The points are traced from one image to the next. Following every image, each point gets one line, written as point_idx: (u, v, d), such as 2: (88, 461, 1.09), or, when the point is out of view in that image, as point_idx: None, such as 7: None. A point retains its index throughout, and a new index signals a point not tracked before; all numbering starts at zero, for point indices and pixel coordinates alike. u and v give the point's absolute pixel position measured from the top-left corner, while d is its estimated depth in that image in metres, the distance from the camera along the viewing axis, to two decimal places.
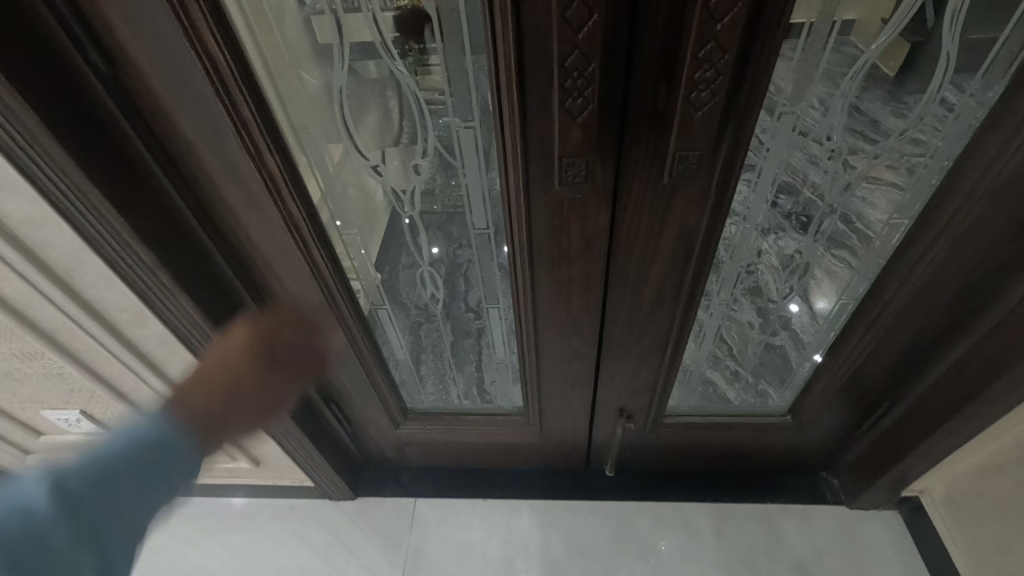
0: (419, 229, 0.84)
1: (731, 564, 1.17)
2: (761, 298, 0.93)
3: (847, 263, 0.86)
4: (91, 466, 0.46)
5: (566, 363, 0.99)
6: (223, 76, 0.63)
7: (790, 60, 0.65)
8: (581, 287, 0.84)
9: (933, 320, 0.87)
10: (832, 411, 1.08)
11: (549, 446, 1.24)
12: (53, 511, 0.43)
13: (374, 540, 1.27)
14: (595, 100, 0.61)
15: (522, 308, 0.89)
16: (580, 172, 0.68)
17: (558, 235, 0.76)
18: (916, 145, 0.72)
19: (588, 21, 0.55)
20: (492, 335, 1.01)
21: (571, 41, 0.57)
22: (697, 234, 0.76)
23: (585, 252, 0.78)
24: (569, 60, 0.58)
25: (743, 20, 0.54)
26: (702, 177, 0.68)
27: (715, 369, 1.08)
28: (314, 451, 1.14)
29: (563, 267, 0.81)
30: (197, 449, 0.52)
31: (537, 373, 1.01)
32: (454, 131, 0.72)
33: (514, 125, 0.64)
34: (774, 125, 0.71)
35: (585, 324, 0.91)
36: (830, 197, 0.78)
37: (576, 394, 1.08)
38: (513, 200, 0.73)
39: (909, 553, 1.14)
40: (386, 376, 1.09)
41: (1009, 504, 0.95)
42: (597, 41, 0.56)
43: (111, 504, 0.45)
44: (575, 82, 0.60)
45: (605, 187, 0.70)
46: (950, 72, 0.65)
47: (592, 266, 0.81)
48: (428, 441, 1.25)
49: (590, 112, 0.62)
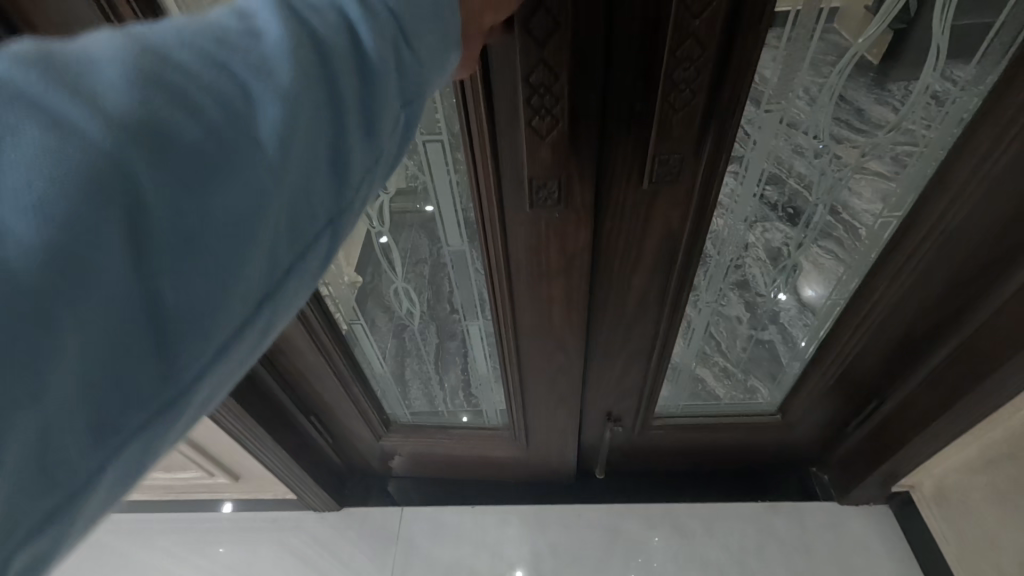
0: (389, 241, 0.82)
1: (723, 564, 1.15)
2: (750, 292, 0.91)
3: (836, 256, 0.84)
4: None
5: (551, 382, 0.97)
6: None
7: (775, 49, 0.62)
8: (563, 307, 0.82)
9: (925, 316, 0.86)
10: (822, 409, 1.07)
11: (536, 461, 1.21)
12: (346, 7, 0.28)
13: (361, 548, 1.25)
14: (564, 118, 0.58)
15: (501, 317, 0.85)
16: (553, 194, 0.65)
17: (536, 255, 0.74)
18: (906, 136, 0.69)
19: (551, 33, 0.52)
20: (474, 348, 0.99)
21: (535, 53, 0.53)
22: (682, 235, 0.73)
23: (566, 269, 0.76)
24: (534, 74, 0.55)
25: (719, 14, 0.51)
26: (684, 177, 0.65)
27: (704, 365, 1.06)
28: (294, 464, 1.11)
29: (544, 279, 0.77)
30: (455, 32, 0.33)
31: (520, 392, 0.99)
32: (418, 144, 0.69)
33: (485, 137, 0.61)
34: (760, 116, 0.68)
35: (571, 342, 0.89)
36: (817, 190, 0.76)
37: (562, 407, 1.05)
38: (487, 215, 0.70)
39: (900, 547, 1.13)
40: (362, 385, 1.06)
41: (1002, 499, 0.94)
42: (562, 54, 0.53)
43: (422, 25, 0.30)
44: (541, 99, 0.57)
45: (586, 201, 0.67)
46: (940, 61, 0.63)
47: (573, 281, 0.78)
48: (414, 453, 1.22)
49: (560, 129, 0.59)
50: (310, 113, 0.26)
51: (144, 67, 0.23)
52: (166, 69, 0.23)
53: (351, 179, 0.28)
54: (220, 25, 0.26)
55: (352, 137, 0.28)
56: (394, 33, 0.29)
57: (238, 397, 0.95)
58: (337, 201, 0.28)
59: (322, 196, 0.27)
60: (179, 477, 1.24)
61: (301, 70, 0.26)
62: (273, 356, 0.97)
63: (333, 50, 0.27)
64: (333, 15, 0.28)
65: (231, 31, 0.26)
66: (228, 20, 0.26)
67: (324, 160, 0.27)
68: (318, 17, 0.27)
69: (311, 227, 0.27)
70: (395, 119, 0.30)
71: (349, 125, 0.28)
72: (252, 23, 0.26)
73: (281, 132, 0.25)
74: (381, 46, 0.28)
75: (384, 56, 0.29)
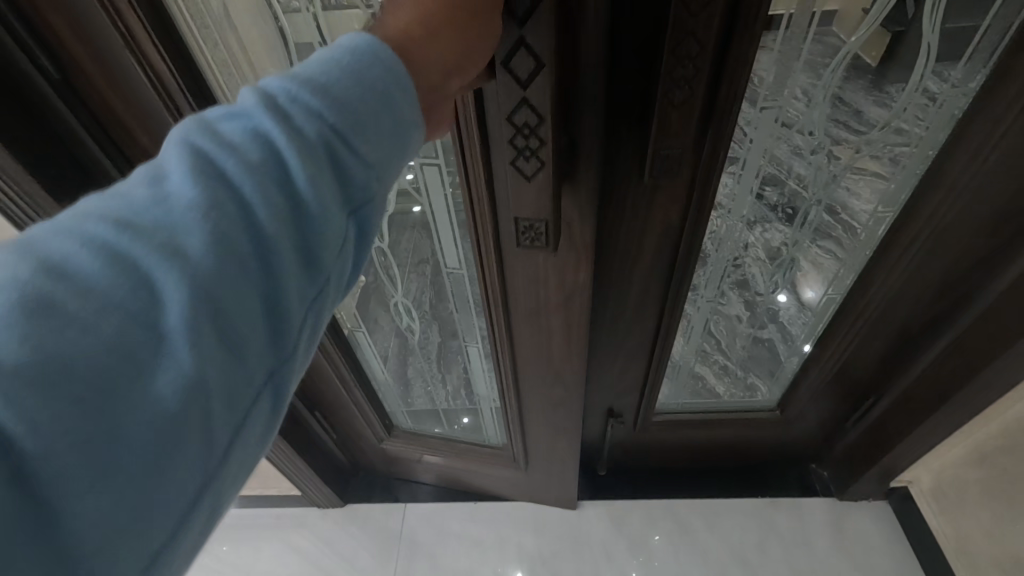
0: (388, 255, 0.86)
1: (723, 559, 1.17)
2: (749, 292, 0.93)
3: (835, 255, 0.85)
4: (300, 79, 0.28)
5: (552, 413, 0.98)
6: (163, 79, 0.59)
7: (770, 51, 0.64)
8: (563, 338, 0.83)
9: (919, 310, 0.87)
10: (820, 405, 1.09)
11: (537, 482, 1.19)
12: (267, 142, 0.27)
13: (365, 544, 1.26)
14: (550, 161, 0.57)
15: (497, 330, 0.85)
16: (540, 236, 0.66)
17: (535, 289, 0.76)
18: (900, 135, 0.71)
19: (534, 75, 0.50)
20: (472, 363, 1.02)
21: (519, 94, 0.52)
22: (682, 232, 0.74)
23: (564, 307, 0.77)
24: (518, 113, 0.54)
25: (718, 15, 0.51)
26: (683, 174, 0.66)
27: (704, 364, 1.07)
28: (299, 459, 1.12)
29: (542, 300, 0.77)
30: (415, 115, 0.32)
31: (518, 407, 0.99)
32: (418, 168, 0.72)
33: (483, 162, 0.61)
34: (757, 117, 0.70)
35: (570, 376, 0.89)
36: (814, 188, 0.77)
37: (571, 433, 1.02)
38: (483, 240, 0.72)
39: (898, 541, 1.15)
40: (361, 385, 1.09)
41: (998, 493, 0.95)
42: (546, 99, 0.52)
43: (359, 125, 0.29)
44: (526, 140, 0.56)
45: (585, 226, 0.66)
46: (931, 61, 0.64)
47: (571, 318, 0.79)
48: (415, 458, 1.23)
49: (546, 171, 0.58)
50: (233, 279, 0.25)
51: (35, 286, 0.22)
52: (54, 284, 0.22)
53: (291, 327, 0.28)
54: (124, 205, 0.25)
55: (287, 286, 0.27)
56: (331, 150, 0.28)
57: None
58: (277, 354, 0.27)
59: (258, 357, 0.27)
60: None
61: (218, 234, 0.25)
62: None
63: (258, 198, 0.26)
64: (254, 153, 0.27)
65: (141, 208, 0.25)
66: (133, 199, 0.25)
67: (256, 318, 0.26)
68: (236, 162, 0.26)
69: (250, 397, 0.26)
70: (342, 235, 0.29)
71: (281, 271, 0.27)
72: (162, 192, 0.25)
73: (196, 316, 0.24)
74: (312, 175, 0.27)
75: (317, 185, 0.27)
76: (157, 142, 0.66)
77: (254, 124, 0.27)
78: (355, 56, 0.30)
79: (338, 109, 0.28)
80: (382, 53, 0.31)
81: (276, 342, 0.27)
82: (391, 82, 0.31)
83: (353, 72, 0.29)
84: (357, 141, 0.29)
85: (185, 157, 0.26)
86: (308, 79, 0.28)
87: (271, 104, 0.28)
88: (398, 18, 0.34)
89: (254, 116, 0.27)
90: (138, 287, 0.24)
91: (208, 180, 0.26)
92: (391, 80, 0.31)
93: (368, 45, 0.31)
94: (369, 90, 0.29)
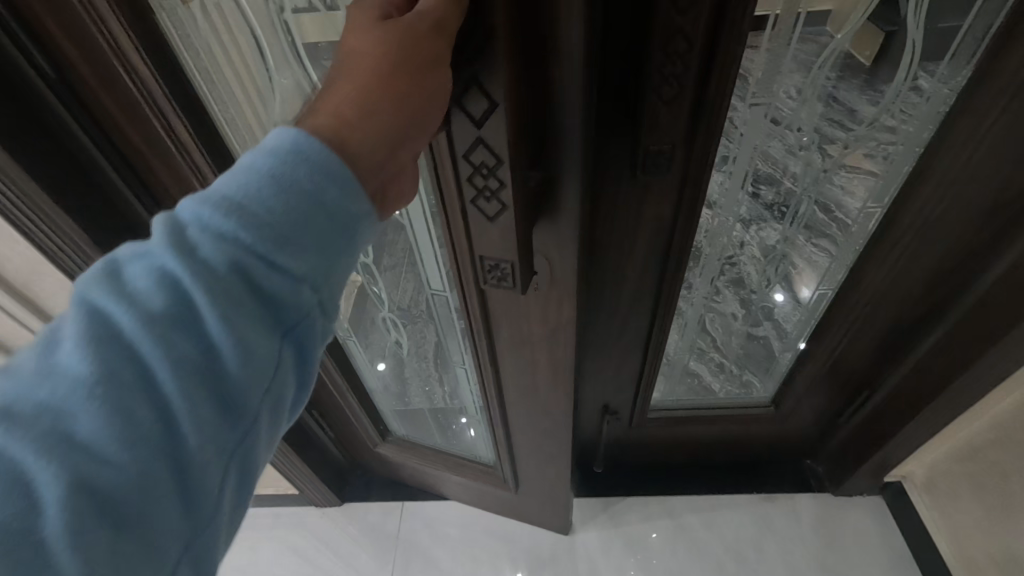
0: (372, 269, 0.89)
1: (720, 555, 1.18)
2: (744, 289, 0.95)
3: (827, 251, 0.87)
4: (210, 212, 0.31)
5: (542, 439, 0.97)
6: (149, 86, 0.59)
7: (756, 50, 0.65)
8: (550, 371, 0.83)
9: (907, 306, 0.88)
10: (814, 400, 1.10)
11: (535, 505, 1.16)
12: (168, 295, 0.31)
13: (364, 542, 1.26)
14: (511, 204, 0.54)
15: (482, 358, 0.85)
16: (503, 273, 0.64)
17: (519, 323, 0.76)
18: (889, 133, 0.72)
19: (488, 114, 0.47)
20: (458, 382, 1.04)
21: (474, 132, 0.49)
22: (674, 229, 0.75)
23: (550, 339, 0.77)
24: (473, 153, 0.51)
25: (705, 9, 0.51)
26: (675, 170, 0.67)
27: (700, 361, 1.09)
28: (297, 458, 1.13)
29: (526, 326, 0.76)
30: (357, 209, 0.34)
31: (506, 425, 0.97)
32: None
33: (452, 196, 0.59)
34: (747, 113, 0.71)
35: (558, 410, 0.89)
36: (804, 185, 0.79)
37: (553, 453, 0.99)
38: (466, 275, 0.70)
39: (892, 534, 1.16)
40: (349, 386, 1.09)
41: (990, 486, 0.96)
42: (501, 139, 0.49)
43: (284, 247, 0.32)
44: (485, 179, 0.53)
45: (567, 261, 0.64)
46: (916, 60, 0.65)
47: (554, 351, 0.78)
48: (407, 466, 1.24)
49: (508, 213, 0.55)
50: (135, 436, 0.29)
51: None
52: None
53: (204, 459, 0.31)
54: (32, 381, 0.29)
55: (193, 425, 0.31)
56: (243, 279, 0.32)
57: None
58: (191, 490, 0.31)
59: (170, 497, 0.30)
60: None
61: (116, 396, 0.29)
62: None
63: (161, 350, 0.30)
64: (158, 306, 0.30)
65: (41, 382, 0.29)
66: (32, 385, 0.29)
67: (162, 463, 0.30)
68: (142, 315, 0.30)
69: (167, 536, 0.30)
70: (272, 357, 0.33)
71: (199, 417, 0.31)
72: (61, 361, 0.29)
73: (99, 480, 0.28)
74: (216, 314, 0.31)
75: (222, 323, 0.31)
76: (147, 144, 0.65)
77: (158, 274, 0.31)
78: (265, 175, 0.32)
79: (258, 237, 0.31)
80: (308, 154, 0.33)
81: (186, 478, 0.31)
82: (313, 198, 0.33)
83: (268, 196, 0.32)
84: (273, 262, 0.32)
85: (86, 329, 0.30)
86: (216, 212, 0.31)
87: (173, 249, 0.31)
88: (332, 103, 0.36)
89: (160, 261, 0.31)
90: (42, 475, 0.27)
91: (110, 342, 0.30)
92: (311, 196, 0.33)
93: (292, 143, 0.33)
94: (296, 203, 0.32)
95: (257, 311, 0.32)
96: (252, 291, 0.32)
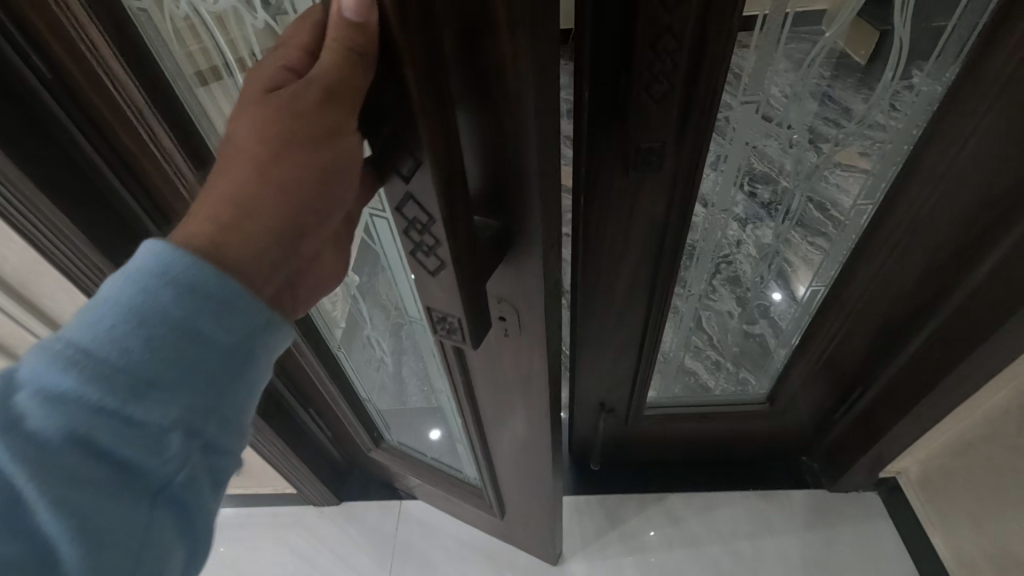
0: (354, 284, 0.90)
1: (717, 553, 1.18)
2: (740, 287, 0.96)
3: (821, 248, 0.88)
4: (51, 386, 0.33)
5: (523, 473, 0.93)
6: (126, 91, 0.59)
7: (746, 48, 0.66)
8: (524, 413, 0.77)
9: (899, 304, 0.89)
10: (809, 394, 1.10)
11: (517, 530, 1.13)
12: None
13: (361, 542, 1.27)
14: (450, 262, 0.48)
15: (460, 392, 0.82)
16: (455, 330, 0.56)
17: (492, 364, 0.71)
18: (880, 130, 0.73)
19: (415, 168, 0.41)
20: (444, 402, 1.03)
21: (402, 187, 0.44)
22: (668, 225, 0.76)
23: (524, 383, 0.71)
24: (405, 209, 0.45)
25: (694, 9, 0.52)
26: (668, 168, 0.68)
27: (696, 358, 1.10)
28: (295, 457, 1.13)
29: (501, 368, 0.72)
30: (230, 336, 0.38)
31: (487, 452, 0.95)
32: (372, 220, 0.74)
33: None
34: (739, 112, 0.72)
35: (537, 453, 0.84)
36: (799, 182, 0.80)
37: (535, 487, 0.94)
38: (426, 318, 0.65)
39: (889, 531, 1.16)
40: (337, 388, 1.09)
41: (981, 481, 0.97)
42: (431, 196, 0.43)
43: (152, 391, 0.35)
44: (420, 236, 0.47)
45: (529, 311, 0.59)
46: (904, 57, 0.66)
47: (530, 398, 0.73)
48: (400, 471, 1.24)
49: (447, 270, 0.49)
50: None
51: None
52: None
53: None
54: None
55: None
56: (93, 441, 0.34)
57: None
58: None
59: None
60: None
61: None
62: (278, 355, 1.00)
63: None
64: None
65: None
66: None
67: None
68: None
69: None
70: (130, 514, 0.34)
71: None
72: None
73: None
74: (52, 487, 0.32)
75: (58, 493, 0.32)
76: (142, 145, 0.64)
77: None
78: (117, 330, 0.34)
79: (116, 388, 0.34)
80: (177, 278, 0.36)
81: None
82: (176, 336, 0.36)
83: (116, 350, 0.34)
84: (129, 414, 0.34)
85: None
86: (60, 380, 0.33)
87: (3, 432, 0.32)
88: (206, 209, 0.40)
89: None
90: None
91: None
92: (169, 337, 0.35)
93: (157, 262, 0.36)
94: (159, 343, 0.35)
95: (116, 480, 0.34)
96: (108, 460, 0.34)
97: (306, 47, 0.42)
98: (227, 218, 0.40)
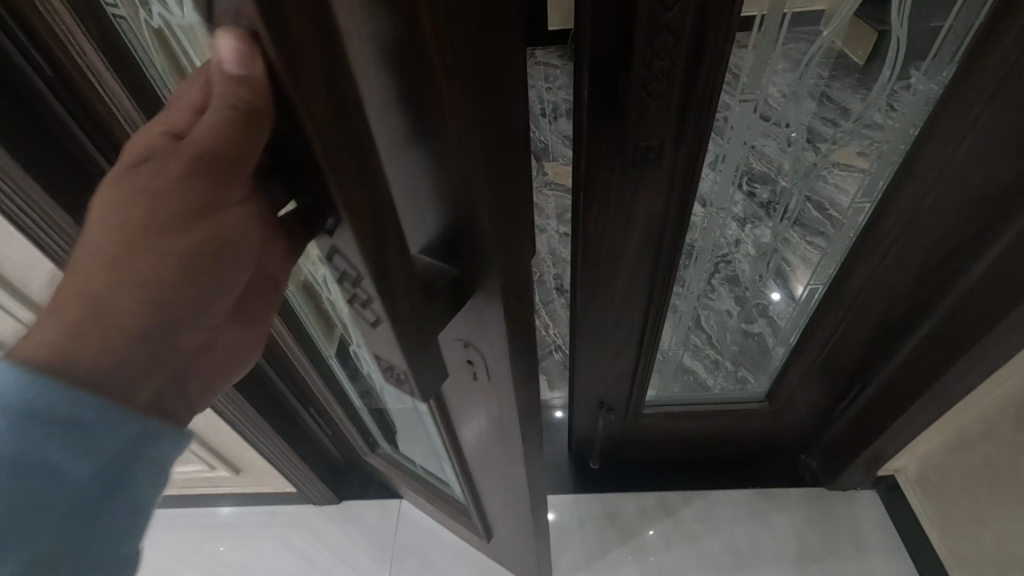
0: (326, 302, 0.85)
1: (716, 552, 1.18)
2: (739, 287, 0.96)
3: (819, 247, 0.89)
4: None
5: (508, 507, 0.85)
6: (119, 94, 0.59)
7: (744, 48, 0.66)
8: (503, 452, 0.69)
9: (897, 303, 0.90)
10: (808, 392, 1.11)
11: (509, 555, 1.08)
12: None
13: (360, 543, 1.27)
14: (387, 317, 0.39)
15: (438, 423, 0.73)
16: (406, 383, 0.47)
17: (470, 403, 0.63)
18: (877, 130, 0.74)
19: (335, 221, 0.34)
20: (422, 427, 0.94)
21: (327, 240, 0.37)
22: (667, 222, 0.76)
23: (504, 427, 0.62)
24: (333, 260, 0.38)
25: (694, 8, 0.53)
26: (666, 166, 0.68)
27: (695, 358, 1.10)
28: (294, 455, 1.14)
29: (483, 410, 0.63)
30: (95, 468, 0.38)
31: (471, 482, 0.88)
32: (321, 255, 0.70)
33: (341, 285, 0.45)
34: (736, 111, 0.72)
35: (523, 493, 0.76)
36: (796, 181, 0.81)
37: (522, 524, 0.88)
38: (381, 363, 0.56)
39: (885, 529, 1.17)
40: (334, 390, 1.09)
41: (977, 479, 0.98)
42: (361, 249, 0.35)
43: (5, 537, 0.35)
44: (353, 287, 0.39)
45: (496, 357, 0.50)
46: (902, 57, 0.67)
47: (512, 441, 0.64)
48: (394, 477, 1.22)
49: (386, 323, 0.40)
50: None
51: None
52: None
53: None
54: None
55: None
56: None
57: (244, 392, 0.97)
58: None
59: None
60: (184, 475, 1.25)
61: None
62: (279, 355, 1.00)
63: None
64: None
65: None
66: None
67: None
68: None
69: None
70: None
71: None
72: None
73: None
74: None
75: None
76: None
77: None
78: None
79: None
80: (25, 411, 0.36)
81: None
82: (29, 474, 0.36)
83: None
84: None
85: None
86: None
87: None
88: (47, 326, 0.38)
89: None
90: None
91: None
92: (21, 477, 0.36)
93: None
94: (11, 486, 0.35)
95: None
96: None
97: (192, 106, 0.38)
98: (80, 327, 0.38)
